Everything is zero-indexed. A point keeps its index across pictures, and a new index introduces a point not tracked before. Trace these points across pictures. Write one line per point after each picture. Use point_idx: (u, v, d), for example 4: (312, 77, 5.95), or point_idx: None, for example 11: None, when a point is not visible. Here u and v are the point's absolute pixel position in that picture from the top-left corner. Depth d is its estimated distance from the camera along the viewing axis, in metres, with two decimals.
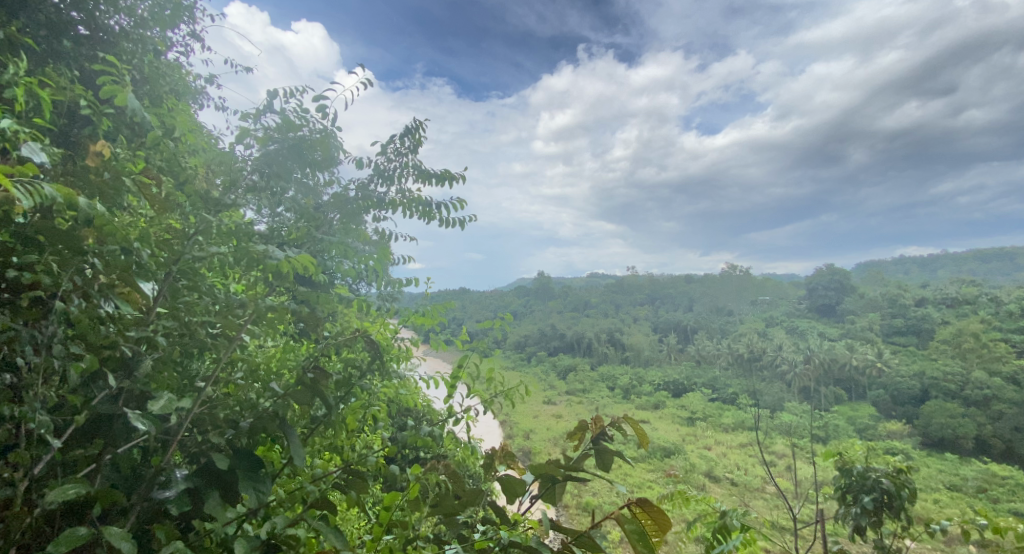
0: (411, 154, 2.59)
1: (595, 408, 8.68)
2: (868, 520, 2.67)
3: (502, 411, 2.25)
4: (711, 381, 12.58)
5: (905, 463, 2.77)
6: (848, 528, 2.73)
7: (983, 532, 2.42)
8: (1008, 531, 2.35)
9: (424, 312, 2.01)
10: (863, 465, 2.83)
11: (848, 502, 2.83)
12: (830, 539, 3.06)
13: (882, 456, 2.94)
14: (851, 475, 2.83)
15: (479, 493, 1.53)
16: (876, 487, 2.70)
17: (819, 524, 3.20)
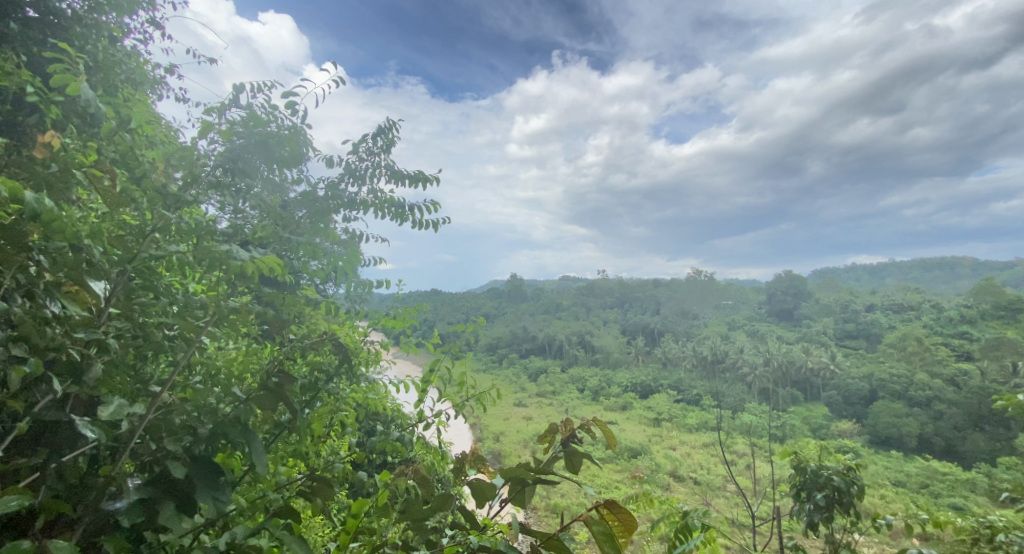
0: (383, 154, 2.55)
1: (567, 411, 8.93)
2: (820, 515, 2.78)
3: (473, 414, 2.23)
4: (676, 383, 13.94)
5: (854, 461, 2.90)
6: (802, 525, 2.84)
7: (924, 526, 2.52)
8: (947, 525, 2.49)
9: (394, 315, 1.98)
10: (816, 463, 2.94)
11: (802, 499, 2.93)
12: (784, 535, 3.15)
13: (834, 455, 3.07)
14: (804, 473, 2.93)
15: (447, 497, 1.49)
16: (828, 484, 2.81)
17: (775, 520, 3.30)
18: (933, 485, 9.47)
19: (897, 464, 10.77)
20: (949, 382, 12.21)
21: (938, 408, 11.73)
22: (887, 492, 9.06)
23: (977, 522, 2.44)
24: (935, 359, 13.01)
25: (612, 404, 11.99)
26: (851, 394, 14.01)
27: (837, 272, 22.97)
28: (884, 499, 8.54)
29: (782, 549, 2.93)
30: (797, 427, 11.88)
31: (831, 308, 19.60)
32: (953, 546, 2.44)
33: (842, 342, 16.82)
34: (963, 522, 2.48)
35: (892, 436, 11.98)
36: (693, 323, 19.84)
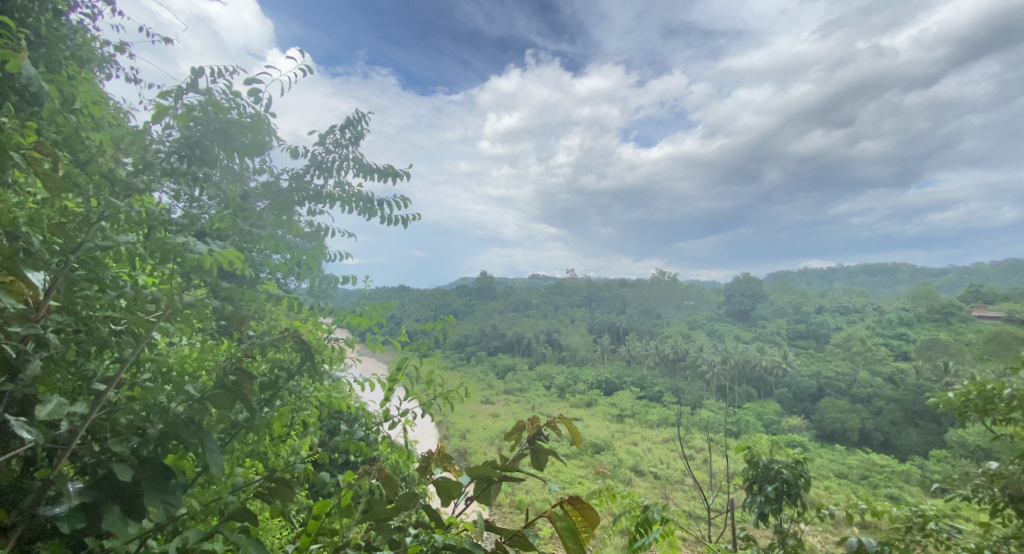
0: (351, 147, 2.48)
1: (532, 408, 8.95)
2: (770, 507, 2.87)
3: (441, 413, 2.20)
4: (639, 381, 14.20)
5: (802, 454, 3.02)
6: (752, 516, 2.92)
7: (864, 515, 2.64)
8: (884, 514, 2.61)
9: (359, 312, 1.92)
10: (768, 457, 3.04)
11: (753, 491, 3.02)
12: (737, 526, 3.24)
13: (784, 449, 3.17)
14: (756, 467, 3.02)
15: (412, 497, 1.45)
16: (777, 477, 2.91)
17: (728, 513, 3.39)
18: (872, 476, 9.98)
19: (840, 456, 11.30)
20: (889, 380, 12.92)
21: (879, 405, 12.39)
22: (832, 484, 9.50)
23: (910, 511, 2.56)
24: (877, 358, 13.75)
25: (577, 401, 12.09)
26: (802, 392, 14.60)
27: (791, 275, 23.97)
28: (828, 489, 8.95)
29: (735, 539, 3.01)
30: (751, 423, 12.30)
31: (785, 309, 20.42)
32: (889, 534, 2.56)
33: (794, 342, 17.53)
34: (898, 511, 2.61)
35: (837, 431, 12.58)
36: (657, 323, 20.24)
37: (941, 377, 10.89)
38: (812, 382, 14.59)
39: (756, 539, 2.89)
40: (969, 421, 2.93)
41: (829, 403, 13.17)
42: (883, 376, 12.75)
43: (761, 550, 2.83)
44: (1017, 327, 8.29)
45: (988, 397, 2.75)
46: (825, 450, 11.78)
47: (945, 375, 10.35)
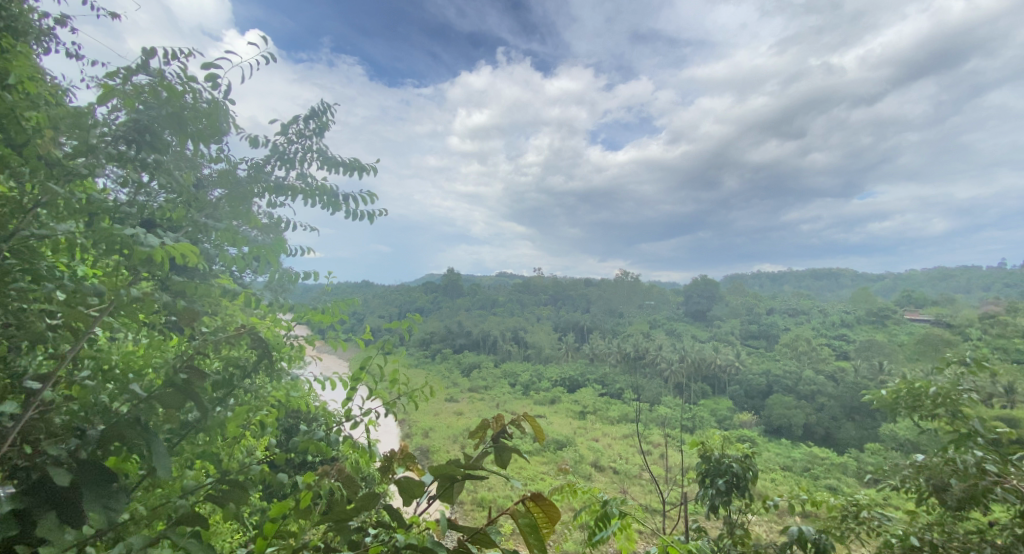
0: (315, 138, 2.40)
1: (496, 404, 8.96)
2: (721, 499, 2.96)
3: (405, 412, 2.16)
4: (602, 379, 14.43)
5: (751, 449, 3.12)
6: (704, 508, 3.01)
7: (805, 505, 2.75)
8: (822, 505, 2.73)
9: (322, 309, 1.87)
10: (719, 451, 3.12)
11: (706, 484, 3.10)
12: (690, 518, 3.32)
13: (734, 443, 3.27)
14: (708, 461, 3.10)
15: (374, 497, 1.42)
16: (727, 471, 2.99)
17: (682, 505, 3.47)
18: (813, 468, 10.49)
19: (786, 449, 11.82)
20: (830, 377, 13.65)
21: (822, 402, 13.05)
22: (777, 476, 9.94)
23: (846, 500, 2.69)
24: (821, 358, 14.49)
25: (541, 398, 12.17)
26: (753, 389, 15.17)
27: (745, 278, 24.89)
28: (774, 480, 9.37)
29: (688, 531, 3.08)
30: (706, 419, 12.71)
31: (739, 310, 21.22)
32: (826, 523, 2.68)
33: (747, 342, 18.23)
34: (835, 500, 2.74)
35: (784, 426, 13.15)
36: (619, 322, 20.60)
37: (877, 375, 11.56)
38: (762, 380, 15.22)
39: (707, 530, 2.97)
40: (899, 416, 3.10)
41: (777, 400, 13.75)
42: (826, 374, 13.42)
43: (711, 540, 2.91)
44: (944, 330, 8.89)
45: (915, 394, 2.92)
46: (773, 444, 12.29)
47: (882, 373, 11.01)
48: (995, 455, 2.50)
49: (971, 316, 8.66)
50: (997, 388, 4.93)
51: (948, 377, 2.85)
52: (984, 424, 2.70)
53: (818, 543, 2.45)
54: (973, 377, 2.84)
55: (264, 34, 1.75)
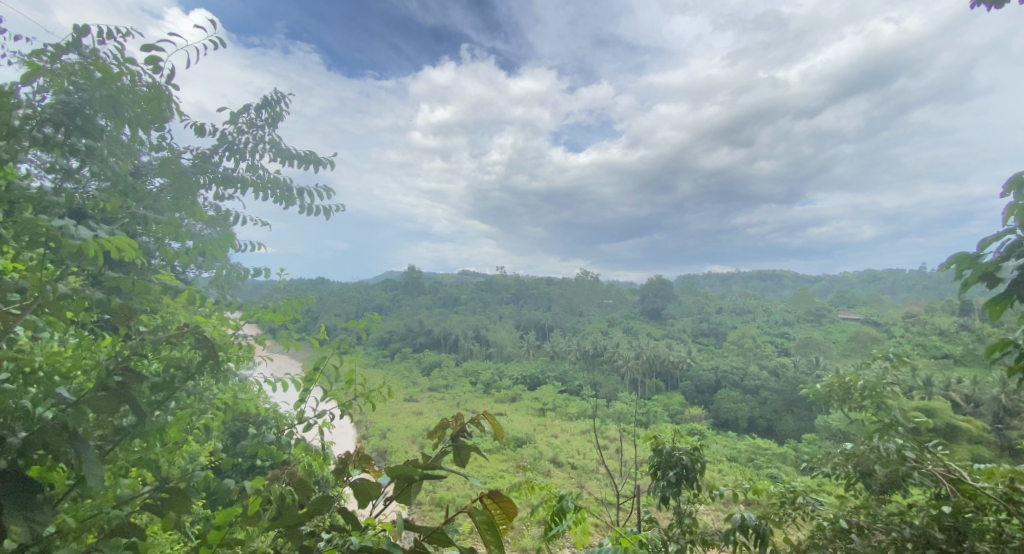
0: (267, 129, 2.30)
1: (455, 403, 8.85)
2: (671, 490, 3.03)
3: (361, 413, 2.10)
4: (561, 377, 14.54)
5: (700, 442, 3.21)
6: (655, 499, 3.08)
7: (748, 493, 2.86)
8: (763, 493, 2.85)
9: (273, 307, 1.80)
10: (670, 445, 3.18)
11: (657, 476, 3.17)
12: (642, 510, 3.37)
13: (684, 436, 3.35)
14: (660, 454, 3.16)
15: (328, 500, 1.37)
16: (677, 463, 3.06)
17: (635, 498, 3.52)
18: (756, 458, 10.95)
19: (732, 441, 12.29)
20: (773, 372, 14.33)
21: (765, 395, 13.67)
22: (724, 466, 10.32)
23: (783, 487, 2.82)
24: (765, 354, 15.16)
25: (501, 396, 12.12)
26: (703, 384, 15.71)
27: (697, 278, 25.83)
28: (720, 470, 9.73)
29: (640, 523, 3.14)
30: (659, 414, 13.02)
31: (691, 308, 21.96)
32: (767, 509, 2.81)
33: (698, 339, 18.88)
34: (774, 488, 2.86)
35: (730, 420, 13.68)
36: (579, 320, 20.87)
37: (814, 370, 12.23)
38: (712, 376, 15.78)
39: (658, 521, 3.04)
40: (831, 408, 3.26)
41: (725, 394, 14.28)
42: (769, 370, 14.07)
43: (661, 530, 2.98)
44: (872, 328, 9.51)
45: (845, 387, 3.08)
46: (722, 437, 12.76)
47: (818, 368, 11.63)
48: (914, 442, 2.71)
49: (895, 315, 9.23)
50: (917, 381, 5.30)
51: (875, 371, 3.03)
52: (904, 414, 2.90)
53: (759, 530, 2.56)
54: (897, 372, 3.03)
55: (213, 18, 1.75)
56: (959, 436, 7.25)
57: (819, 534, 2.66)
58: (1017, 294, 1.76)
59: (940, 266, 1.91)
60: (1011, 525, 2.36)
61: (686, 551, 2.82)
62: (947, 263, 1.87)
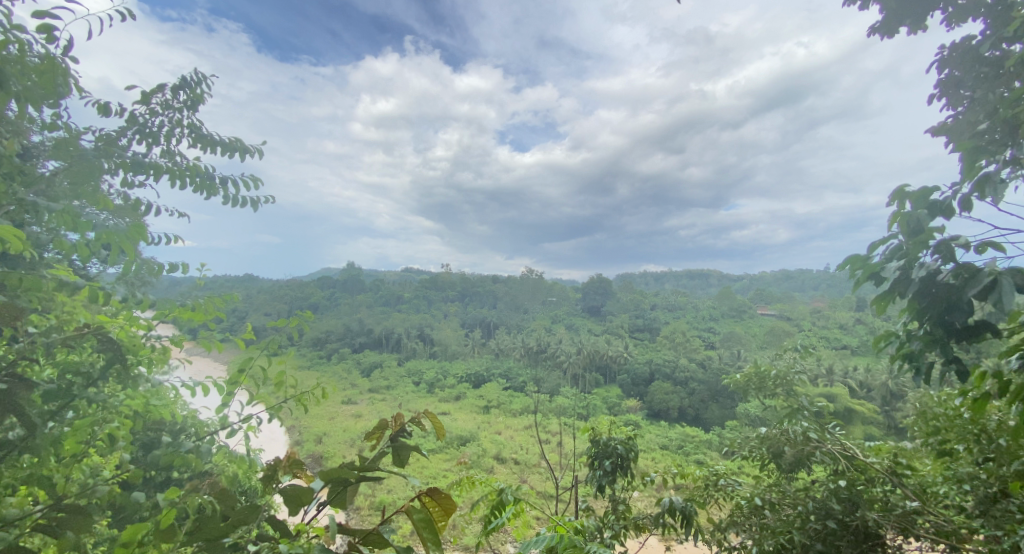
0: (186, 112, 2.13)
1: (397, 401, 8.59)
2: (607, 479, 3.12)
3: (292, 416, 1.98)
4: (505, 373, 14.51)
5: (634, 431, 3.31)
6: (592, 488, 3.14)
7: (676, 477, 2.98)
8: (690, 477, 3.01)
9: (192, 306, 1.67)
10: (606, 435, 3.26)
11: (594, 466, 3.23)
12: (579, 500, 3.44)
13: (619, 426, 3.44)
14: (597, 444, 3.23)
15: (255, 509, 1.28)
16: (613, 453, 3.15)
17: (573, 490, 3.57)
18: (686, 445, 11.54)
19: (664, 430, 12.79)
20: (700, 364, 15.16)
21: (694, 386, 14.43)
22: (657, 453, 10.77)
23: (708, 471, 2.98)
24: (693, 347, 15.96)
25: (445, 396, 10.96)
26: (638, 377, 16.33)
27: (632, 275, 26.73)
28: (654, 458, 10.13)
29: (577, 512, 3.20)
30: (598, 406, 13.35)
31: (627, 305, 22.75)
32: (693, 492, 2.96)
33: (634, 334, 19.60)
34: (700, 472, 3.00)
35: (663, 409, 14.30)
36: (524, 318, 20.90)
37: (737, 361, 13.07)
38: (647, 368, 16.44)
39: (593, 510, 3.11)
40: (748, 396, 3.44)
41: (658, 386, 14.91)
42: (697, 362, 14.88)
43: (597, 519, 3.04)
44: (786, 322, 10.28)
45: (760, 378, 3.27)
46: (657, 427, 13.30)
47: (740, 359, 12.44)
48: (817, 424, 2.96)
49: (804, 310, 10.04)
50: (821, 368, 5.79)
51: (786, 361, 3.24)
52: (808, 400, 3.15)
53: (686, 512, 2.68)
54: (805, 362, 3.26)
55: (124, 2, 1.70)
56: (856, 417, 8.03)
57: (738, 511, 2.85)
58: (898, 291, 1.95)
59: (837, 267, 2.11)
60: (894, 494, 2.71)
61: (620, 537, 2.91)
62: (843, 264, 2.06)
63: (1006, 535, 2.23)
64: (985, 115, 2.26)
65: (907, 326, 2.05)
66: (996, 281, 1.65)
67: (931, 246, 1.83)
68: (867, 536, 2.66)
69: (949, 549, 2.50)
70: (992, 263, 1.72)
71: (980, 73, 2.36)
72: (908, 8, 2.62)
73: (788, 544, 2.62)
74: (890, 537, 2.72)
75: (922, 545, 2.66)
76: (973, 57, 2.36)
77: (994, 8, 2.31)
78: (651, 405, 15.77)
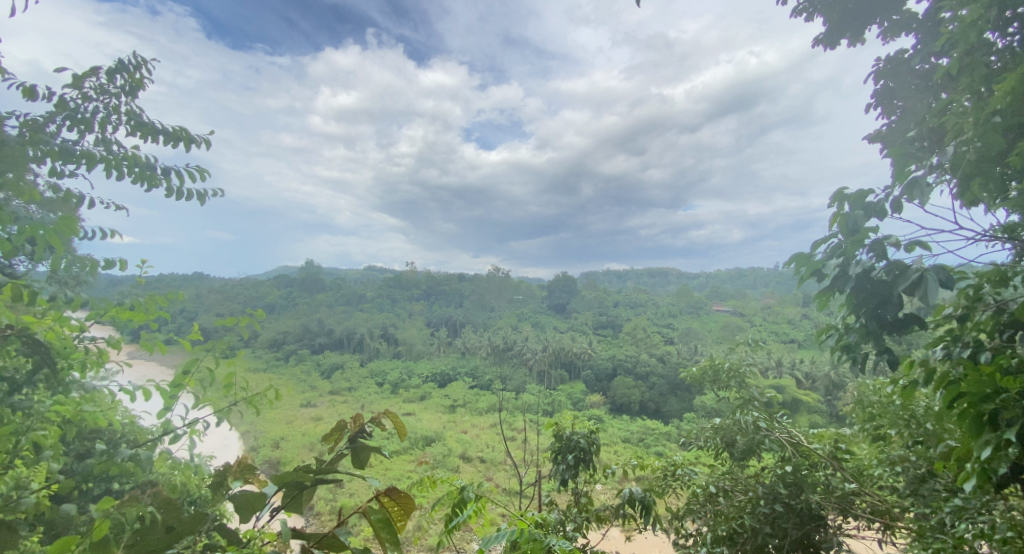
0: (124, 98, 2.00)
1: (360, 402, 8.38)
2: (570, 473, 3.15)
3: (243, 418, 1.90)
4: (472, 372, 14.40)
5: (596, 425, 3.36)
6: (555, 482, 3.18)
7: (636, 469, 3.05)
8: (649, 468, 3.08)
9: (130, 305, 1.62)
10: (569, 429, 3.30)
11: (557, 461, 3.27)
12: (542, 496, 3.46)
13: (582, 420, 3.47)
14: (561, 439, 3.27)
15: (202, 517, 1.22)
16: (575, 446, 3.20)
17: (535, 485, 3.59)
18: (646, 438, 11.80)
19: (626, 424, 13.02)
20: (660, 359, 15.56)
21: (654, 380, 14.81)
22: (619, 447, 10.98)
23: (666, 462, 3.06)
24: (653, 342, 16.36)
25: (411, 395, 10.80)
26: (601, 373, 16.61)
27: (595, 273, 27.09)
28: (615, 450, 10.31)
29: (541, 506, 3.22)
30: (563, 402, 13.46)
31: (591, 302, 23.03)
32: (652, 483, 3.03)
33: (598, 330, 19.89)
34: (658, 463, 3.08)
35: (625, 404, 14.59)
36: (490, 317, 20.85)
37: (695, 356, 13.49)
38: (610, 364, 16.72)
39: (556, 504, 3.15)
40: (704, 389, 3.54)
41: (621, 381, 15.24)
42: (657, 357, 15.26)
43: (559, 512, 3.08)
44: (740, 318, 10.69)
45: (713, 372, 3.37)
46: (620, 422, 13.53)
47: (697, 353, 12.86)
48: (765, 414, 3.08)
49: (755, 306, 10.45)
50: (771, 360, 6.06)
51: (738, 355, 3.36)
52: (759, 390, 3.28)
53: (644, 501, 2.75)
54: (755, 356, 3.39)
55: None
56: (803, 408, 8.44)
57: (694, 500, 2.96)
58: (838, 287, 2.05)
59: (783, 265, 2.20)
60: (834, 477, 2.88)
61: (583, 530, 2.94)
62: (788, 262, 2.15)
63: (933, 513, 2.39)
64: (915, 124, 2.41)
65: (845, 321, 2.16)
66: (922, 277, 1.76)
67: (866, 245, 1.94)
68: (810, 518, 2.83)
69: (882, 527, 2.69)
70: (920, 261, 1.83)
71: (911, 84, 2.51)
72: (849, 21, 2.75)
73: (739, 528, 2.75)
74: (832, 519, 2.88)
75: (860, 524, 2.83)
76: (905, 69, 2.50)
77: (924, 23, 2.45)
78: (614, 400, 16.03)
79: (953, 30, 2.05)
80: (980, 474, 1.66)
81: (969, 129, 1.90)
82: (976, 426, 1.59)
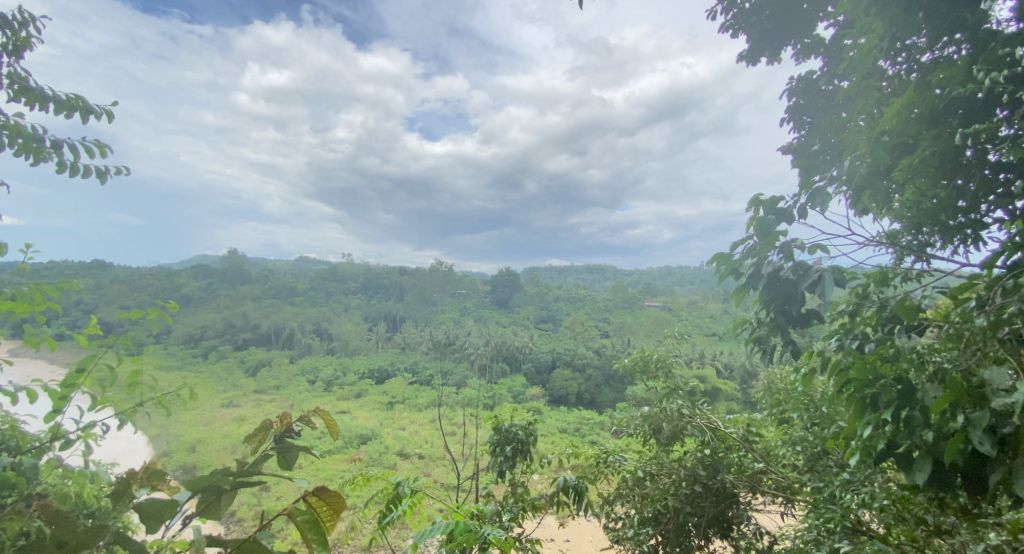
0: (7, 59, 1.79)
1: (289, 401, 7.94)
2: (508, 464, 3.19)
3: (150, 421, 1.76)
4: (411, 367, 14.08)
5: (534, 416, 3.42)
6: (493, 474, 3.21)
7: (571, 458, 3.13)
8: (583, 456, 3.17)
9: (11, 295, 1.45)
10: (508, 422, 3.34)
11: (495, 453, 3.30)
12: (479, 489, 3.47)
13: (521, 413, 3.52)
14: (499, 431, 3.31)
15: (101, 529, 1.12)
16: (513, 438, 3.24)
17: (473, 479, 3.60)
18: (582, 428, 12.08)
19: (564, 416, 13.25)
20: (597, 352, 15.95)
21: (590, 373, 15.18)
22: (557, 438, 11.15)
23: (598, 449, 3.16)
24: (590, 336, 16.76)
25: (346, 392, 10.41)
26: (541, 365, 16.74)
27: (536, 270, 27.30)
28: (553, 440, 10.50)
29: (478, 499, 3.23)
30: (502, 396, 13.46)
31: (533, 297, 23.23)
32: (585, 470, 3.11)
33: (539, 325, 20.10)
34: (592, 451, 3.17)
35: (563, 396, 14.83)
36: None
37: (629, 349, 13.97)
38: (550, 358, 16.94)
39: (494, 495, 3.17)
40: (634, 380, 3.69)
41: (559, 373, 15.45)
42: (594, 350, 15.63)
43: (496, 502, 3.11)
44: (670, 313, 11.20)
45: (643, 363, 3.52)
46: (558, 414, 13.75)
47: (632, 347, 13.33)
48: (689, 401, 3.25)
49: (683, 302, 10.99)
50: (696, 353, 6.40)
51: (665, 347, 3.52)
52: (683, 380, 3.45)
53: (578, 488, 2.82)
54: (681, 348, 3.56)
55: None
56: (724, 396, 8.96)
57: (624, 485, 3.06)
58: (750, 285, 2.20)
59: (705, 263, 2.33)
60: (747, 458, 3.09)
61: (519, 519, 2.98)
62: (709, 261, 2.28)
63: (827, 486, 2.63)
64: (820, 139, 2.63)
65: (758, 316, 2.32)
66: (821, 276, 1.93)
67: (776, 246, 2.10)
68: (725, 496, 3.02)
69: (785, 501, 2.93)
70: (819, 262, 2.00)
71: (818, 103, 2.74)
72: (767, 41, 2.96)
73: (663, 508, 2.90)
74: (744, 496, 3.10)
75: (766, 499, 3.07)
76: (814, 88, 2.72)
77: (829, 47, 2.68)
78: (552, 392, 16.28)
79: (852, 56, 2.26)
80: (862, 450, 1.85)
81: (863, 145, 2.10)
82: (861, 408, 1.77)
